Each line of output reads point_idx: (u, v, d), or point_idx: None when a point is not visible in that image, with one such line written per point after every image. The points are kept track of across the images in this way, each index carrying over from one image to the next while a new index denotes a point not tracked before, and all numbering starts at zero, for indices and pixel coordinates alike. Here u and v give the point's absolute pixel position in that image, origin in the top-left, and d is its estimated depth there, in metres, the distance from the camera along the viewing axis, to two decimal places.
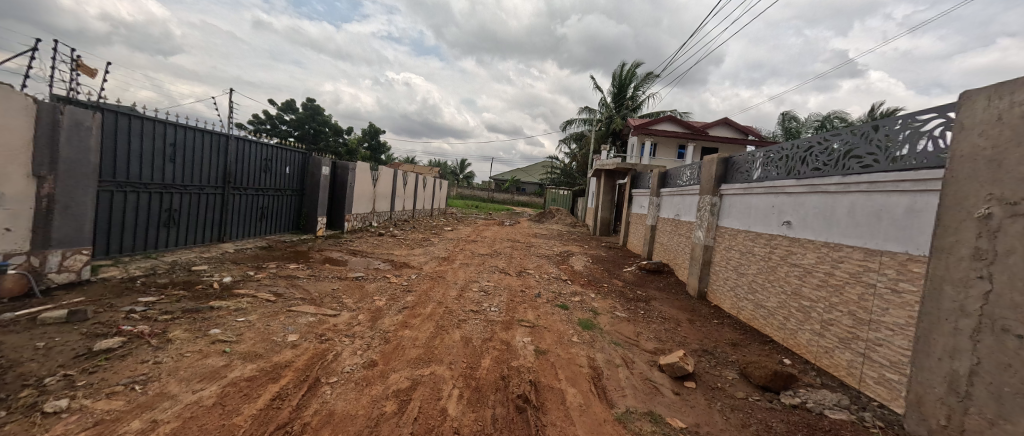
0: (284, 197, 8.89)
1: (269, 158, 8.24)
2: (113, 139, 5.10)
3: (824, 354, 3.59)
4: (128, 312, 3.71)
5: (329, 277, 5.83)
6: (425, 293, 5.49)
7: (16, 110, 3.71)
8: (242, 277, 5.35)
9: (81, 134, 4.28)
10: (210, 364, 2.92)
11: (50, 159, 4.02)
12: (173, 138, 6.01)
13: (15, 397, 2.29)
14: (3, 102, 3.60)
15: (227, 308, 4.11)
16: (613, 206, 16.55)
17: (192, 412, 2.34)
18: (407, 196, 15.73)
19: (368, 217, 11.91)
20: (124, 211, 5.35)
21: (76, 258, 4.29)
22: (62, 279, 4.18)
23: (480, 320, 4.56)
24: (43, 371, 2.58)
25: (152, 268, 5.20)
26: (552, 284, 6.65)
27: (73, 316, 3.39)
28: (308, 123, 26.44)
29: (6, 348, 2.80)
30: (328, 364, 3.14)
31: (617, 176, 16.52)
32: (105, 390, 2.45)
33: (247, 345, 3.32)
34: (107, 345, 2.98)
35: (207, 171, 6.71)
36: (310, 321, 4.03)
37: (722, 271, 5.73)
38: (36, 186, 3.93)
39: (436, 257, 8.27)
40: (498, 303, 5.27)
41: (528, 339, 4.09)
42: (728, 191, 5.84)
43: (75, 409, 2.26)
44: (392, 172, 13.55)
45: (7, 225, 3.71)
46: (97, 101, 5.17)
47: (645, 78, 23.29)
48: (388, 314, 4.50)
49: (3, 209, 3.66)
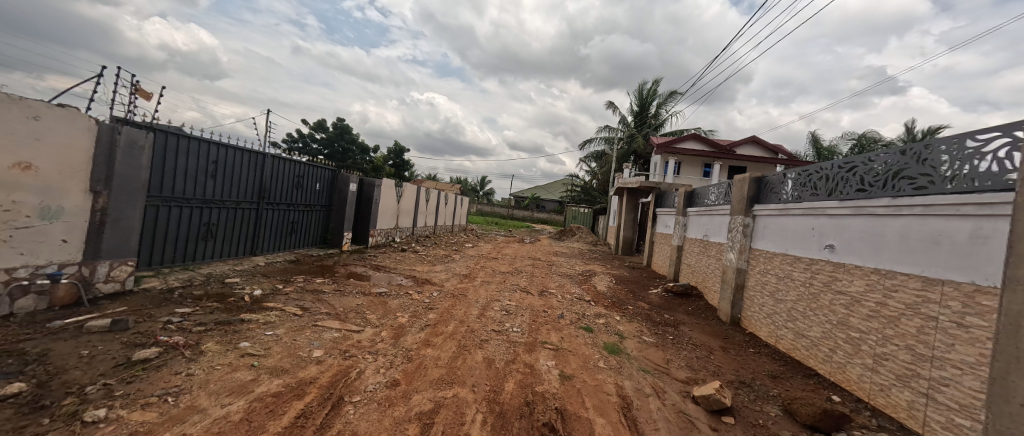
0: (313, 213, 9.17)
1: (302, 174, 8.58)
2: (162, 157, 5.43)
3: (879, 392, 3.33)
4: (166, 322, 3.87)
5: (354, 293, 5.91)
6: (447, 311, 5.46)
7: (79, 131, 4.02)
8: (272, 290, 5.50)
9: (134, 153, 4.59)
10: (239, 378, 2.98)
11: (106, 176, 4.30)
12: (216, 157, 6.34)
13: (59, 405, 2.41)
14: (68, 124, 3.91)
15: (257, 321, 4.23)
16: (635, 226, 16.23)
17: (221, 427, 2.38)
18: (429, 212, 15.96)
19: (391, 233, 12.17)
20: (167, 224, 5.66)
21: (121, 269, 4.56)
22: (108, 289, 4.44)
23: (502, 341, 4.47)
24: (85, 379, 2.72)
25: (189, 280, 5.43)
26: (576, 305, 6.53)
27: (116, 325, 3.56)
28: (339, 141, 27.57)
29: (54, 355, 2.97)
30: (351, 382, 3.16)
31: (641, 195, 16.27)
32: (140, 401, 2.53)
33: (274, 359, 3.38)
34: (145, 355, 3.10)
35: (244, 186, 7.03)
36: (334, 337, 4.08)
37: (756, 297, 5.47)
38: (92, 201, 4.21)
39: (457, 275, 8.25)
40: (520, 323, 5.19)
41: (552, 362, 3.99)
42: (762, 212, 5.63)
43: (112, 419, 2.34)
44: (416, 188, 13.89)
45: (63, 237, 3.99)
46: (149, 121, 5.54)
47: (670, 96, 23.15)
48: (410, 332, 4.50)
49: (60, 222, 3.94)
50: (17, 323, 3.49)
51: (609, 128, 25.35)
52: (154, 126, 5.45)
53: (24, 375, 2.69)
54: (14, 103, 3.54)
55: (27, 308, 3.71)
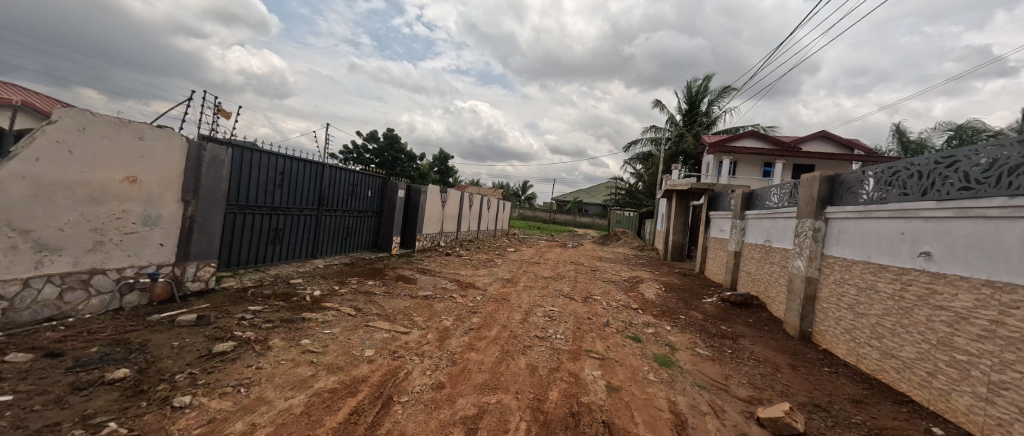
0: (365, 219, 9.68)
1: (356, 182, 9.09)
2: (238, 169, 5.99)
3: (998, 427, 2.85)
4: (240, 318, 4.24)
5: (402, 295, 6.12)
6: (490, 316, 5.50)
7: (173, 148, 4.55)
8: (329, 291, 5.85)
9: (217, 166, 5.10)
10: (300, 373, 3.18)
11: (194, 187, 4.82)
12: (282, 168, 6.89)
13: (155, 390, 2.71)
14: (164, 142, 4.44)
15: (316, 320, 4.51)
16: (686, 230, 15.45)
17: (284, 419, 2.55)
18: (472, 217, 16.25)
19: (437, 237, 12.52)
20: (243, 230, 6.23)
21: (205, 270, 5.08)
22: (196, 287, 4.97)
23: (545, 348, 4.41)
24: (175, 368, 3.04)
25: (260, 280, 5.93)
26: (622, 313, 6.31)
27: (200, 320, 3.96)
28: (388, 150, 28.95)
29: (152, 346, 3.36)
30: (399, 382, 3.25)
31: (692, 197, 15.47)
32: (218, 390, 2.78)
33: (331, 357, 3.58)
34: (223, 348, 3.40)
35: (306, 195, 7.57)
36: (384, 337, 4.24)
37: (831, 310, 4.97)
38: (183, 210, 4.74)
39: (500, 279, 8.30)
40: (564, 330, 5.10)
41: (598, 372, 3.87)
42: (836, 215, 5.12)
43: (195, 405, 2.59)
44: (459, 194, 14.21)
45: (161, 242, 4.53)
46: (228, 138, 6.13)
47: (723, 92, 21.97)
48: (454, 335, 4.57)
49: (158, 228, 4.47)
50: (125, 316, 4.02)
51: (655, 129, 24.45)
52: (232, 142, 6.03)
53: (128, 362, 3.07)
54: (123, 126, 4.05)
55: (133, 303, 4.26)
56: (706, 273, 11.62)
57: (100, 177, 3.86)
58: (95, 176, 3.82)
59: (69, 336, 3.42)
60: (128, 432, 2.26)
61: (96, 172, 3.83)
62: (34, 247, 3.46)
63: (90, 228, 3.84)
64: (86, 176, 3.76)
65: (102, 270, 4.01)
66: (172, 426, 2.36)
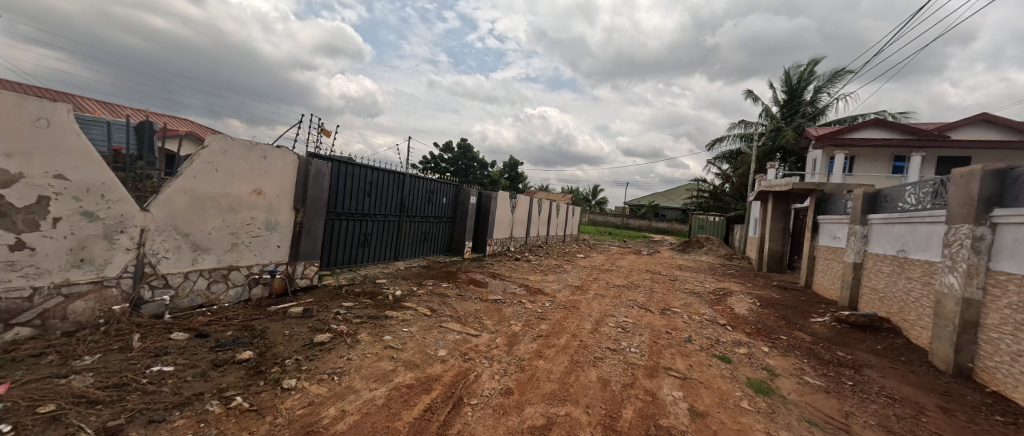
0: (441, 224, 10.19)
1: (433, 190, 9.62)
2: (336, 181, 6.70)
3: None
4: (336, 312, 4.71)
5: (473, 298, 6.29)
6: (559, 323, 5.39)
7: (288, 164, 5.28)
8: (409, 291, 6.24)
9: (319, 178, 5.76)
10: (382, 367, 3.41)
11: (302, 198, 5.52)
12: (371, 179, 7.55)
13: (271, 371, 3.12)
14: (282, 160, 5.18)
15: (397, 318, 4.82)
16: (784, 237, 13.70)
17: (368, 409, 2.75)
18: (542, 222, 16.24)
19: (507, 242, 12.73)
20: (339, 235, 6.94)
21: (310, 269, 5.74)
22: (304, 283, 5.66)
23: (618, 361, 4.17)
24: (286, 353, 3.46)
25: (352, 279, 6.56)
26: (707, 328, 5.76)
27: (306, 312, 4.49)
28: (461, 159, 30.35)
29: (270, 333, 3.90)
30: (469, 384, 3.31)
31: (796, 200, 13.65)
32: (317, 376, 3.10)
33: (409, 353, 3.78)
34: (322, 339, 3.79)
35: (390, 202, 8.20)
36: (456, 338, 4.38)
37: (1006, 344, 3.95)
38: (294, 217, 5.46)
39: (570, 286, 8.12)
40: (639, 344, 4.79)
41: (679, 393, 3.54)
42: (1006, 220, 4.09)
43: (299, 388, 2.92)
44: (529, 199, 14.29)
45: (278, 244, 5.28)
46: (328, 154, 6.89)
47: (833, 78, 19.32)
48: (523, 340, 4.55)
49: (277, 233, 5.24)
50: (253, 305, 4.82)
51: (746, 121, 22.41)
52: (331, 157, 6.76)
53: (251, 345, 3.59)
54: (254, 148, 4.82)
55: (260, 295, 5.10)
56: (814, 287, 10.11)
57: (235, 189, 4.65)
58: (232, 189, 4.61)
59: (213, 320, 4.15)
60: (250, 407, 2.63)
61: (233, 186, 4.62)
62: (191, 247, 4.33)
63: (228, 232, 4.66)
64: (226, 189, 4.55)
65: (237, 266, 4.84)
66: (282, 405, 2.69)
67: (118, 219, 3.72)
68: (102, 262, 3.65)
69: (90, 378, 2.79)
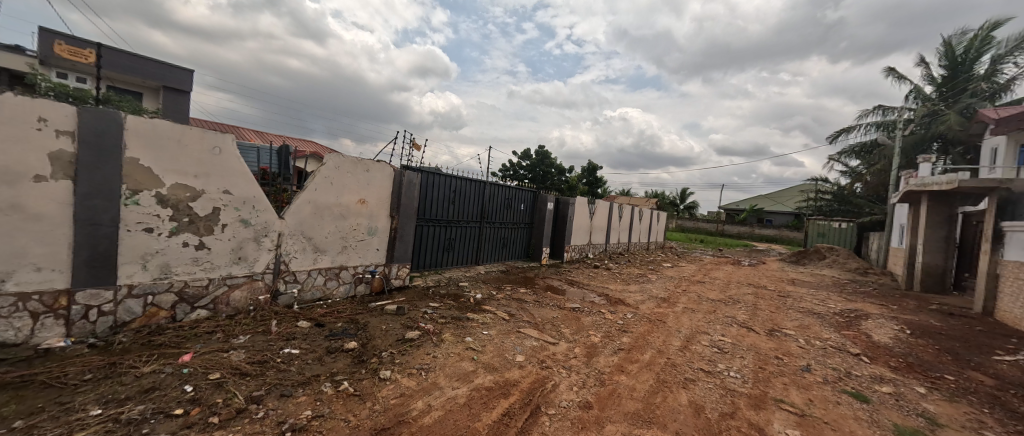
0: (519, 230, 10.32)
1: (511, 197, 9.78)
2: (424, 190, 7.17)
3: None
4: (425, 312, 5.02)
5: (550, 305, 6.21)
6: (643, 337, 5.05)
7: (387, 176, 5.79)
8: (488, 295, 6.39)
9: (411, 188, 6.21)
10: (463, 367, 3.51)
11: (397, 206, 6.00)
12: (455, 187, 7.93)
13: (371, 361, 3.42)
14: (382, 173, 5.69)
15: (477, 320, 4.96)
16: (951, 250, 11.19)
17: (450, 407, 2.84)
18: (623, 228, 15.53)
19: (585, 249, 12.42)
20: (426, 240, 7.42)
21: (402, 271, 6.22)
22: (397, 283, 6.15)
23: (714, 385, 3.73)
24: (382, 346, 3.77)
25: (438, 281, 6.95)
26: (829, 357, 4.88)
27: (399, 310, 4.86)
28: (539, 166, 30.61)
29: (370, 326, 4.29)
30: (547, 393, 3.24)
31: (970, 201, 10.83)
32: (407, 370, 3.31)
33: (488, 356, 3.85)
34: (412, 335, 4.05)
35: (472, 209, 8.53)
36: (533, 345, 4.34)
37: None
38: (390, 223, 5.97)
39: (656, 298, 7.57)
40: (738, 367, 4.24)
41: (792, 431, 3.03)
42: None
43: (392, 379, 3.14)
44: (608, 205, 13.78)
45: (378, 247, 5.82)
46: (417, 166, 7.41)
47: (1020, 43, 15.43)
48: (603, 353, 4.34)
49: (377, 237, 5.78)
50: (358, 301, 5.35)
51: (885, 106, 19.09)
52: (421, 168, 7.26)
53: (356, 336, 3.99)
54: (359, 162, 5.38)
55: (362, 292, 5.65)
56: (996, 314, 7.95)
57: (345, 200, 5.23)
58: (342, 200, 5.20)
59: (329, 312, 4.72)
60: (354, 392, 2.91)
61: (343, 197, 5.21)
62: (313, 250, 4.98)
63: (340, 236, 5.27)
64: (338, 199, 5.16)
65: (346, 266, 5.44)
66: (379, 393, 2.92)
67: (264, 226, 4.49)
68: (253, 260, 4.43)
69: (243, 354, 3.37)
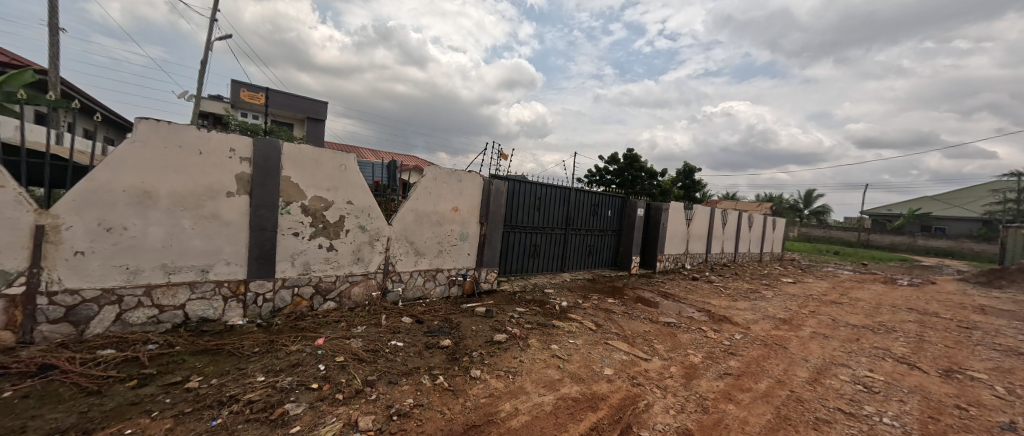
0: (606, 238, 9.93)
1: (598, 203, 9.47)
2: (510, 197, 7.33)
3: None
4: (512, 316, 5.09)
5: (641, 318, 5.80)
6: (754, 362, 4.40)
7: (477, 184, 6.05)
8: (574, 304, 6.24)
9: (499, 196, 6.39)
10: (549, 375, 3.45)
11: (485, 213, 6.22)
12: (541, 194, 7.96)
13: (464, 359, 3.56)
14: (473, 182, 5.97)
15: (563, 328, 4.86)
16: None
17: (537, 413, 2.80)
18: (726, 237, 13.93)
19: (680, 258, 11.42)
20: (512, 246, 7.56)
21: (490, 275, 6.41)
22: (486, 287, 6.36)
23: (857, 431, 3.05)
24: (473, 346, 3.91)
25: (523, 287, 7.01)
26: None
27: (487, 313, 5.00)
28: (628, 170, 29.25)
29: (461, 326, 4.49)
30: (639, 413, 3.00)
31: None
32: (495, 371, 3.37)
33: (574, 366, 3.72)
34: (501, 338, 4.13)
35: (558, 216, 8.46)
36: (623, 359, 4.08)
37: None
38: (479, 229, 6.21)
39: (770, 317, 6.58)
40: (889, 412, 3.42)
41: None
42: None
43: (481, 379, 3.22)
44: (708, 210, 12.49)
45: (469, 251, 6.10)
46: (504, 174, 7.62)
47: None
48: (704, 375, 3.88)
49: (468, 242, 6.05)
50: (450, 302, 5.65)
51: None
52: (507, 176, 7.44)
53: (449, 334, 4.20)
54: (453, 173, 5.72)
55: (454, 294, 5.97)
56: None
57: (440, 207, 5.60)
58: (438, 207, 5.57)
59: (428, 310, 5.07)
60: (448, 386, 3.04)
61: (438, 205, 5.58)
62: (415, 253, 5.41)
63: (437, 241, 5.64)
64: (435, 207, 5.53)
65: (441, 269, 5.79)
66: (470, 390, 3.01)
67: (377, 231, 5.02)
68: (369, 260, 4.98)
69: (360, 342, 3.79)
